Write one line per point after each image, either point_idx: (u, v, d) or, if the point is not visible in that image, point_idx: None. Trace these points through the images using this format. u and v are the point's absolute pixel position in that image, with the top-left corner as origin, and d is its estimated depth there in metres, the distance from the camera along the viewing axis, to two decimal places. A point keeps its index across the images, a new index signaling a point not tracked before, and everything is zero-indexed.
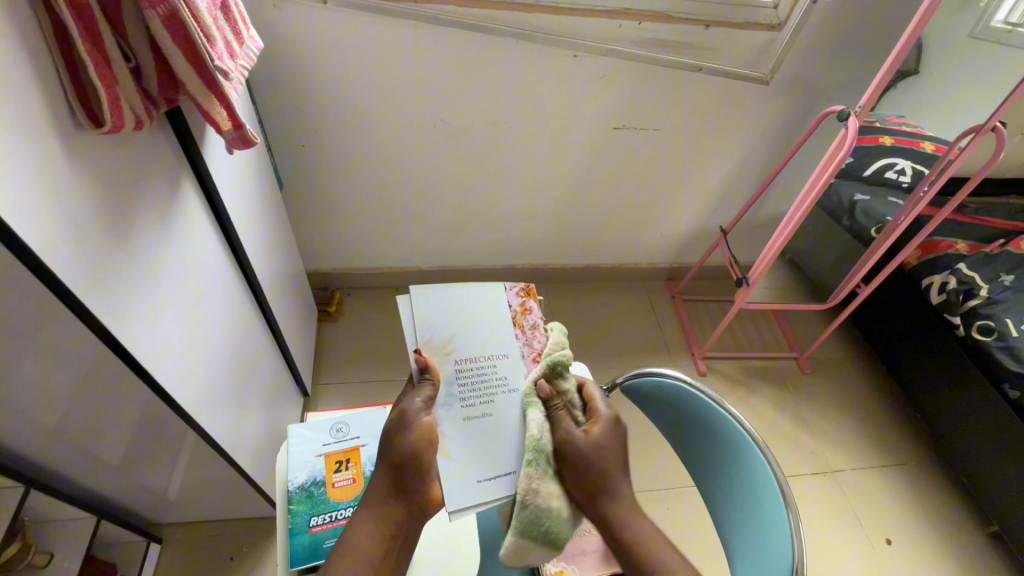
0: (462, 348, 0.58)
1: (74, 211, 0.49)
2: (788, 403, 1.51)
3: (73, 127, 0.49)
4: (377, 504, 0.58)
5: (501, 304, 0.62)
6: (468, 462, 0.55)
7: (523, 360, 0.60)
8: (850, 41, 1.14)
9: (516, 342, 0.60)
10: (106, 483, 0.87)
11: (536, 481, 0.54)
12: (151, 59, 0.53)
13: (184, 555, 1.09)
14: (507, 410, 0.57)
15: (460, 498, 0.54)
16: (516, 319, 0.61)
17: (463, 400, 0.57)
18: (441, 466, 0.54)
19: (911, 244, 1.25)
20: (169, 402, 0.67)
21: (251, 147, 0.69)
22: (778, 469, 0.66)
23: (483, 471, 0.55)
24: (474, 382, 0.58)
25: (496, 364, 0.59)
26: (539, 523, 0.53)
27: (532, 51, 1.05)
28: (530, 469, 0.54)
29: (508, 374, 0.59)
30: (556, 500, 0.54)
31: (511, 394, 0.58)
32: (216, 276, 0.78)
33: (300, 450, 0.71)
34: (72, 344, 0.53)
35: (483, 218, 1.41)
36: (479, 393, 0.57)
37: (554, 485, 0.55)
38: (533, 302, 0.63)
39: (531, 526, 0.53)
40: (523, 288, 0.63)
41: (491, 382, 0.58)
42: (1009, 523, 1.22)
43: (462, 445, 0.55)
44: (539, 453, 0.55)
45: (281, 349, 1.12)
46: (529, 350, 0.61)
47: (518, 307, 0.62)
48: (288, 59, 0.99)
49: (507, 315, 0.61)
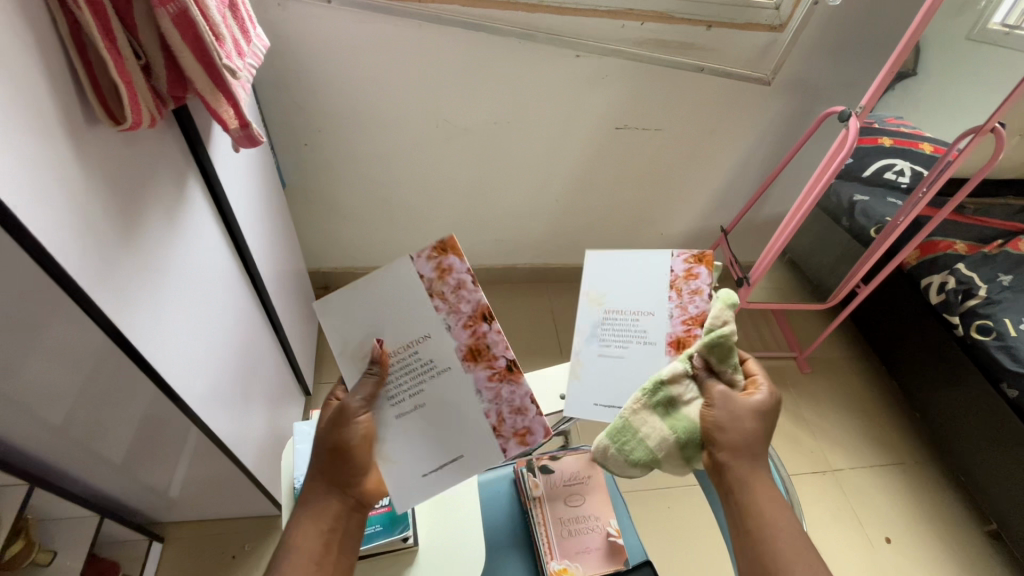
0: (615, 301, 0.68)
1: (84, 206, 0.49)
2: (787, 402, 1.51)
3: (84, 122, 0.49)
4: (316, 500, 0.59)
5: (415, 280, 0.59)
6: (410, 457, 0.59)
7: (669, 319, 0.65)
8: (850, 42, 1.15)
9: (439, 317, 0.60)
10: (110, 481, 0.87)
11: (641, 409, 0.60)
12: (162, 57, 0.53)
13: (186, 554, 1.09)
14: (440, 393, 0.59)
15: (410, 494, 0.59)
16: (675, 284, 0.66)
17: (603, 340, 0.68)
18: (386, 467, 0.59)
19: (910, 244, 1.25)
20: (175, 399, 0.68)
21: (258, 146, 0.70)
22: (788, 477, 0.68)
23: (425, 463, 0.59)
24: (619, 329, 0.67)
25: (640, 318, 0.67)
26: (629, 437, 0.60)
27: (536, 50, 1.05)
28: (639, 397, 0.60)
29: (651, 329, 0.66)
30: (651, 428, 0.59)
31: (647, 346, 0.66)
32: (220, 274, 0.78)
33: (305, 447, 0.71)
34: (80, 340, 0.53)
35: (485, 218, 1.41)
36: (619, 337, 0.67)
37: (659, 422, 0.59)
38: (454, 260, 0.60)
39: (620, 437, 0.60)
40: (441, 247, 0.60)
41: (631, 332, 0.67)
42: (1009, 522, 1.23)
43: (404, 444, 0.59)
44: (658, 393, 0.59)
45: (284, 349, 1.12)
46: (681, 313, 0.65)
47: (681, 273, 0.67)
48: (293, 58, 0.99)
49: (669, 278, 0.67)
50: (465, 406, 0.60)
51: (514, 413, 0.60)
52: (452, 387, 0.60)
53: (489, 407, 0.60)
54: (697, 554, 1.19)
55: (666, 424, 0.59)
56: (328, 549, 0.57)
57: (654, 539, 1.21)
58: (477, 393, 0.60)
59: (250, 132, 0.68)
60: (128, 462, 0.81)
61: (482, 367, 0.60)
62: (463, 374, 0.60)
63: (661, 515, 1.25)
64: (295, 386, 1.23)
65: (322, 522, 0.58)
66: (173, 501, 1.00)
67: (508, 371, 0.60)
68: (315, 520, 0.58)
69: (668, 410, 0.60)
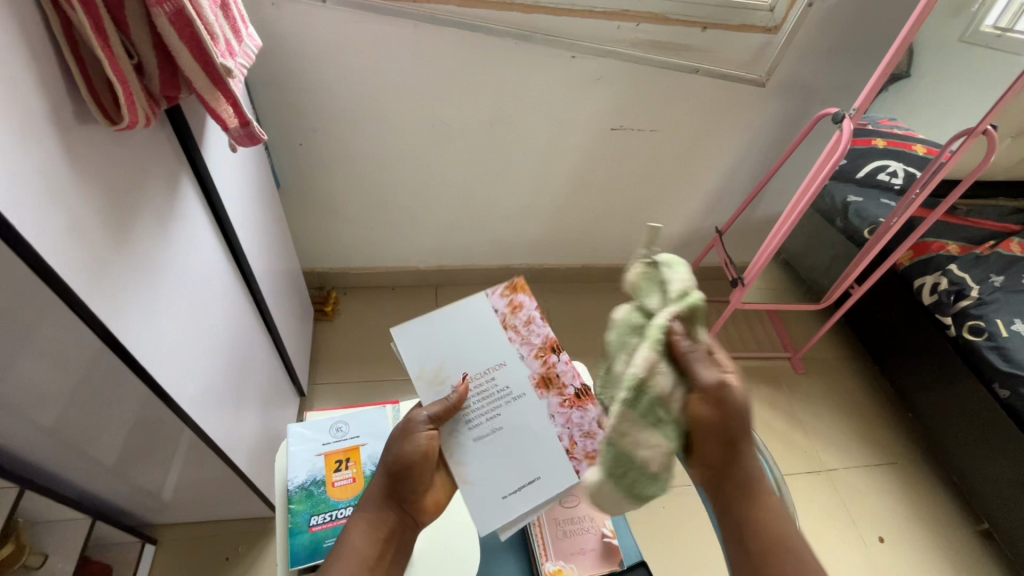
0: (454, 371, 0.61)
1: (75, 206, 0.49)
2: (780, 402, 1.52)
3: (75, 122, 0.48)
4: (375, 509, 0.60)
5: (489, 312, 0.64)
6: (488, 480, 0.58)
7: (523, 361, 0.63)
8: (844, 45, 1.16)
9: (513, 347, 0.63)
10: (101, 483, 0.86)
11: (635, 429, 0.53)
12: (154, 55, 0.53)
13: (180, 556, 1.08)
14: (518, 417, 0.61)
15: (491, 516, 0.57)
16: (506, 321, 0.64)
17: (471, 423, 0.60)
18: (467, 490, 0.58)
19: (901, 247, 1.26)
20: (167, 402, 0.67)
21: (258, 144, 0.70)
22: (778, 470, 0.67)
23: (507, 486, 0.58)
24: (482, 399, 0.61)
25: (495, 374, 0.62)
26: (630, 465, 0.53)
27: (532, 51, 1.05)
28: (625, 412, 0.53)
29: (510, 382, 0.62)
30: (658, 445, 0.53)
31: (517, 400, 0.62)
32: (212, 274, 0.77)
33: (299, 449, 0.70)
34: (68, 341, 0.53)
35: (480, 218, 1.41)
36: (483, 411, 0.61)
37: (655, 435, 0.53)
38: (523, 297, 0.65)
39: (620, 466, 0.53)
40: (509, 287, 0.65)
41: (496, 395, 0.61)
42: (1001, 521, 1.24)
43: (476, 468, 0.59)
44: (640, 398, 0.53)
45: (278, 349, 1.12)
46: (529, 347, 0.64)
47: (507, 308, 0.65)
48: (287, 58, 0.99)
49: (497, 321, 0.64)
50: (542, 429, 0.61)
51: (587, 436, 0.63)
52: (528, 412, 0.61)
53: (562, 431, 0.62)
54: (693, 556, 1.19)
55: (668, 428, 0.54)
56: (381, 559, 0.58)
57: (650, 540, 1.21)
58: (551, 418, 0.62)
59: (250, 130, 0.68)
60: (121, 464, 0.80)
61: (554, 396, 0.63)
62: (538, 401, 0.62)
63: (656, 515, 1.25)
64: (290, 386, 1.23)
65: (379, 531, 0.59)
66: (166, 503, 0.99)
67: (577, 397, 0.63)
68: (375, 526, 0.59)
69: (665, 410, 0.54)
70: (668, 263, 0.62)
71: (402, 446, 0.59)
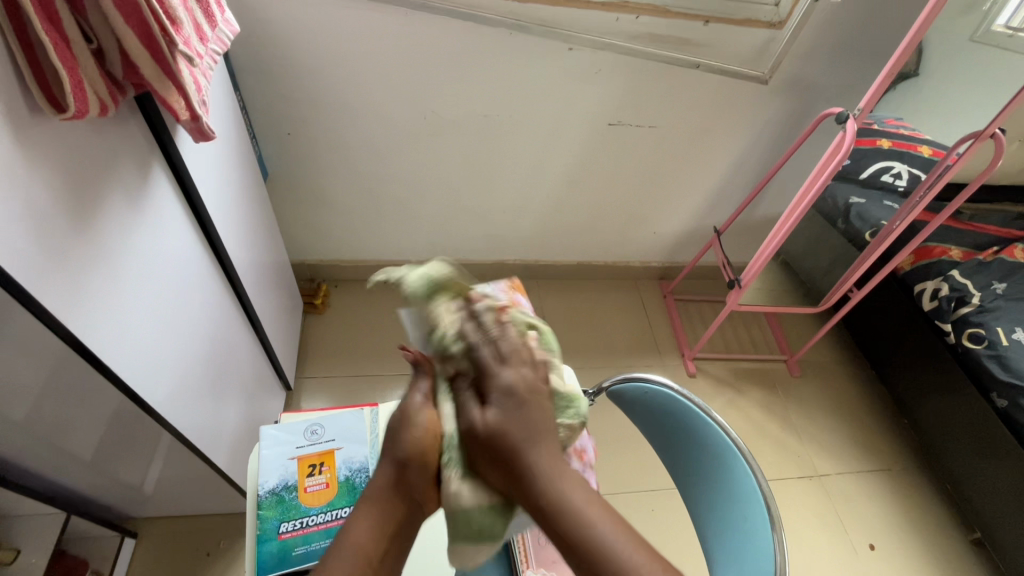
0: None
1: (32, 198, 0.46)
2: (776, 405, 1.50)
3: (29, 112, 0.46)
4: (381, 502, 0.53)
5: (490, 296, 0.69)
6: None
7: None
8: (850, 41, 1.12)
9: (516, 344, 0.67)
10: (75, 478, 0.84)
11: (454, 481, 0.50)
12: (115, 43, 0.50)
13: (160, 550, 1.07)
14: None
15: None
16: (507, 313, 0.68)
17: None
18: None
19: (903, 250, 1.23)
20: (139, 401, 0.65)
21: (206, 138, 0.66)
22: (765, 482, 0.62)
23: None
24: None
25: None
26: (464, 523, 0.50)
27: (527, 42, 1.02)
28: (449, 470, 0.51)
29: None
30: (461, 487, 0.50)
31: None
32: (189, 267, 0.75)
33: (272, 453, 0.68)
34: (31, 338, 0.51)
35: (473, 212, 1.38)
36: None
37: (469, 482, 0.50)
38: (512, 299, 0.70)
39: (458, 529, 0.50)
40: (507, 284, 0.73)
41: None
42: (992, 531, 1.22)
43: None
44: (451, 453, 0.52)
45: (261, 342, 1.09)
46: None
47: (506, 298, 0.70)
48: (274, 45, 0.96)
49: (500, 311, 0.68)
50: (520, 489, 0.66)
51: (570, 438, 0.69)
52: None
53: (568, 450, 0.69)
54: (681, 559, 1.18)
55: (463, 464, 0.51)
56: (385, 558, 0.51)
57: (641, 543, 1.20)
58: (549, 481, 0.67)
59: (198, 125, 0.64)
60: (97, 459, 0.78)
61: None
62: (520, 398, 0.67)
63: (646, 516, 1.24)
64: (275, 380, 1.21)
65: (387, 527, 0.52)
66: (147, 497, 0.98)
67: None
68: (380, 523, 0.52)
69: (454, 452, 0.52)
70: (416, 283, 0.58)
71: (405, 431, 0.53)
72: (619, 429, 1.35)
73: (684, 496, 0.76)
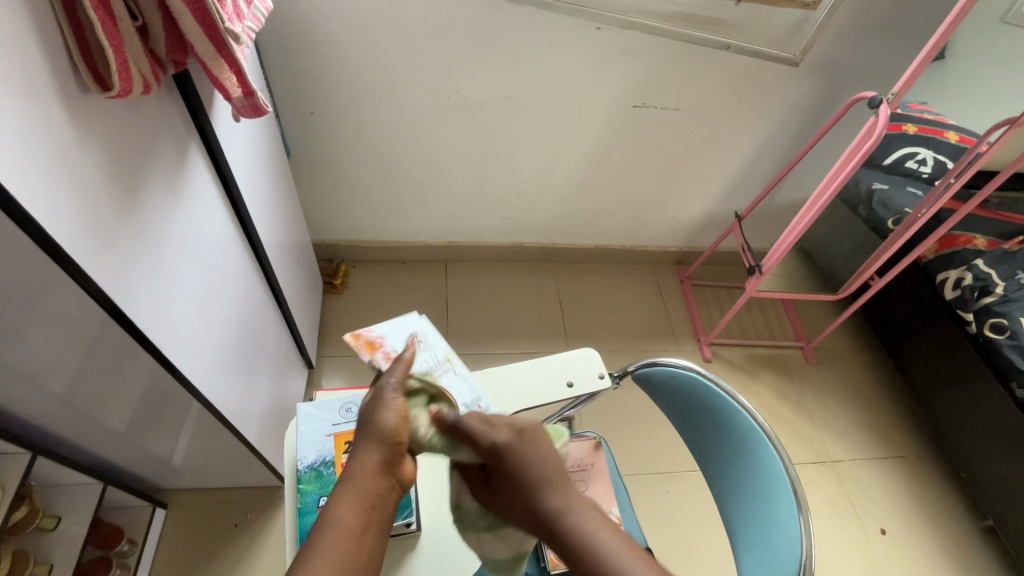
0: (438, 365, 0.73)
1: (81, 175, 0.47)
2: (791, 391, 1.51)
3: (78, 88, 0.46)
4: (361, 477, 0.51)
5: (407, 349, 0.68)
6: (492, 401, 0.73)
7: None
8: (884, 22, 1.09)
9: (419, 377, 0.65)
10: (110, 450, 0.87)
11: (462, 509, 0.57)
12: (158, 18, 0.50)
13: (190, 520, 1.11)
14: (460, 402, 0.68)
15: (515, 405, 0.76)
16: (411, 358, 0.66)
17: None
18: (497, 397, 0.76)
19: (928, 239, 1.21)
20: (176, 376, 0.67)
21: (262, 115, 0.68)
22: (792, 467, 0.64)
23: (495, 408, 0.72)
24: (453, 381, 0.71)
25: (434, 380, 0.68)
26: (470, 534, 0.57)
27: (554, 20, 1.00)
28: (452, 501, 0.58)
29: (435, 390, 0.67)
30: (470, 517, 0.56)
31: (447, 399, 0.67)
32: (220, 247, 0.75)
33: (309, 429, 0.69)
34: (78, 314, 0.52)
35: (492, 193, 1.38)
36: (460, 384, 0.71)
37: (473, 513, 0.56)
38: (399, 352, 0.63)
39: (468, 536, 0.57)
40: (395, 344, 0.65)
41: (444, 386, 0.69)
42: (1005, 519, 1.23)
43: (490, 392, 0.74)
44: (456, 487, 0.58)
45: (286, 322, 1.10)
46: None
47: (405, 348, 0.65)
48: (300, 21, 0.95)
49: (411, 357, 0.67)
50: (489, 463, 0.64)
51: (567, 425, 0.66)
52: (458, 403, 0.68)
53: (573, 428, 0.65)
54: (694, 538, 1.21)
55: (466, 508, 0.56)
56: (368, 532, 0.49)
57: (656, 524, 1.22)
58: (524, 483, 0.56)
59: (253, 100, 0.66)
60: (131, 431, 0.80)
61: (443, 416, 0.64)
62: None
63: (661, 497, 1.26)
64: (299, 358, 1.23)
65: (367, 499, 0.50)
66: (176, 470, 1.00)
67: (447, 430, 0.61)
68: (359, 495, 0.50)
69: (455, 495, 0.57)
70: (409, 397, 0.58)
71: (381, 409, 0.55)
72: (635, 412, 1.37)
73: (708, 480, 0.77)
